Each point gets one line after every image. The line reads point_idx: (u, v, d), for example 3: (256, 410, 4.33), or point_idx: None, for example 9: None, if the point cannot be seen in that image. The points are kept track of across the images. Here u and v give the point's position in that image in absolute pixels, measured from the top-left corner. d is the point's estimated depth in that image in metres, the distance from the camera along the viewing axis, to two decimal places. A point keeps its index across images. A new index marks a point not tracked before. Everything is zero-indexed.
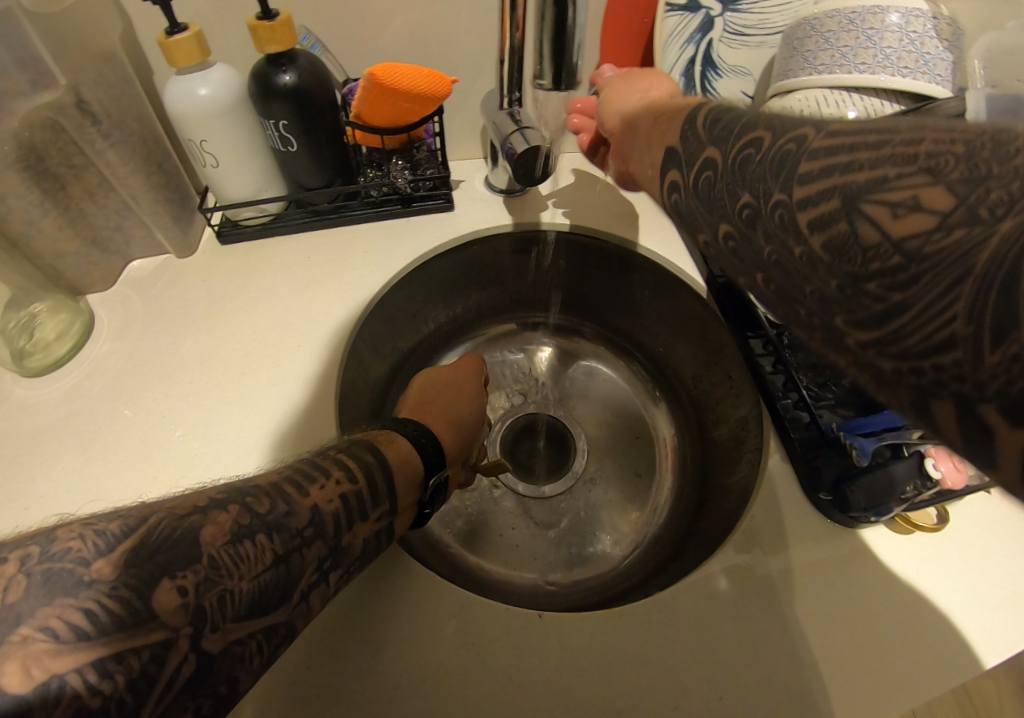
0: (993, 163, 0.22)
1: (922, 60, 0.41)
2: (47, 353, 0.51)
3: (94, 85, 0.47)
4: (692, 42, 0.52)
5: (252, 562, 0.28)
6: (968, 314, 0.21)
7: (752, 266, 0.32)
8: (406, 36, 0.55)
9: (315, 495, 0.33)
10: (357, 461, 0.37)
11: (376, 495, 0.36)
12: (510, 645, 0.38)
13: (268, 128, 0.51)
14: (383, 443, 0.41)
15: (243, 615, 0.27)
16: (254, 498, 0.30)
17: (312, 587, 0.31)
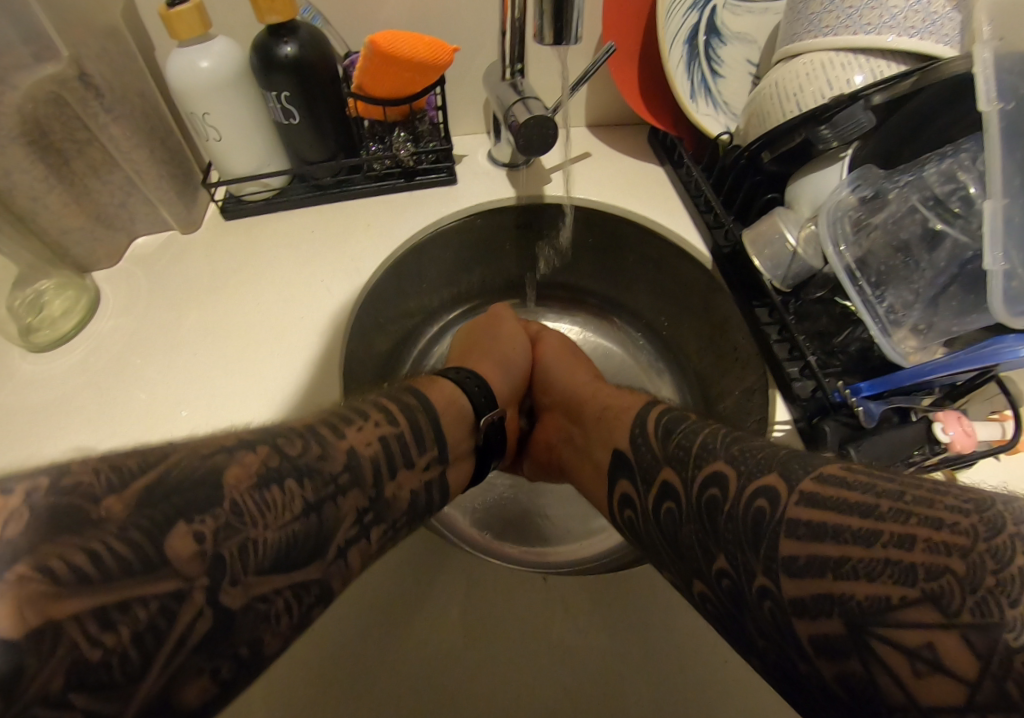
0: None
1: (929, 20, 0.41)
2: (53, 329, 0.51)
3: (95, 58, 0.47)
4: (696, 8, 0.51)
5: (280, 509, 0.29)
6: None
7: None
8: (407, 8, 0.54)
9: (353, 438, 0.36)
10: (401, 406, 0.41)
11: (420, 441, 0.40)
12: (516, 636, 0.39)
13: (270, 101, 0.51)
14: (428, 385, 0.46)
15: (267, 568, 0.28)
16: (285, 442, 0.32)
17: (350, 542, 0.33)
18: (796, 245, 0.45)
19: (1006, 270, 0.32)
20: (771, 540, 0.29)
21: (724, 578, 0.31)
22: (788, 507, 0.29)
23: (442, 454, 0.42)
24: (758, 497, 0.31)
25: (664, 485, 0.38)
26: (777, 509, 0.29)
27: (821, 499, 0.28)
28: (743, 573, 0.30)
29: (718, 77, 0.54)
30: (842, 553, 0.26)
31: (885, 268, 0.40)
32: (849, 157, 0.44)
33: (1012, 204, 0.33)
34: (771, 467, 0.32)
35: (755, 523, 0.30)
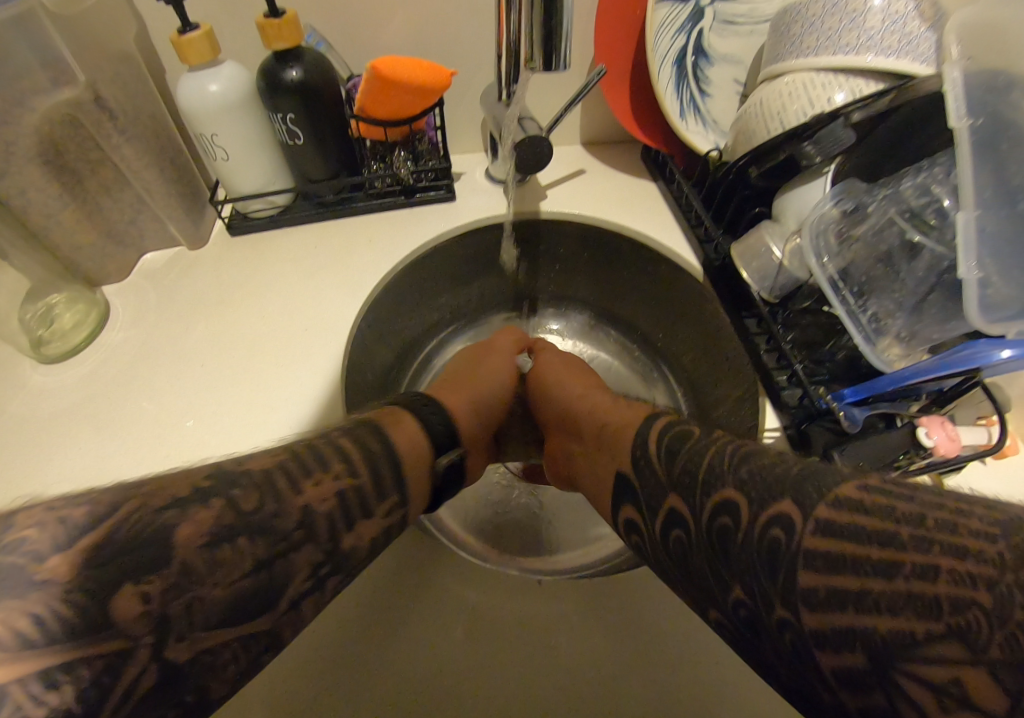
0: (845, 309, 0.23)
1: (906, 40, 0.42)
2: (63, 341, 0.53)
3: (109, 83, 0.49)
4: (684, 30, 0.53)
5: (229, 567, 0.29)
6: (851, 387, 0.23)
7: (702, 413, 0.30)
8: (407, 32, 0.56)
9: (310, 493, 0.33)
10: (365, 457, 0.37)
11: (382, 490, 0.37)
12: (512, 641, 0.39)
13: (276, 123, 0.53)
14: (391, 424, 0.42)
15: (213, 624, 0.28)
16: (241, 494, 0.31)
17: (305, 593, 0.32)
18: (782, 258, 0.46)
19: (981, 279, 0.34)
20: (790, 565, 0.29)
21: (741, 607, 0.31)
22: (805, 538, 0.29)
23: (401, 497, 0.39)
24: (773, 526, 0.30)
25: (669, 510, 0.37)
26: (795, 537, 0.29)
27: (839, 528, 0.28)
28: (761, 601, 0.30)
29: (706, 95, 0.56)
30: (864, 585, 0.26)
31: (869, 278, 0.42)
32: (833, 172, 0.45)
33: (985, 214, 0.34)
34: (785, 491, 0.31)
35: (771, 554, 0.30)
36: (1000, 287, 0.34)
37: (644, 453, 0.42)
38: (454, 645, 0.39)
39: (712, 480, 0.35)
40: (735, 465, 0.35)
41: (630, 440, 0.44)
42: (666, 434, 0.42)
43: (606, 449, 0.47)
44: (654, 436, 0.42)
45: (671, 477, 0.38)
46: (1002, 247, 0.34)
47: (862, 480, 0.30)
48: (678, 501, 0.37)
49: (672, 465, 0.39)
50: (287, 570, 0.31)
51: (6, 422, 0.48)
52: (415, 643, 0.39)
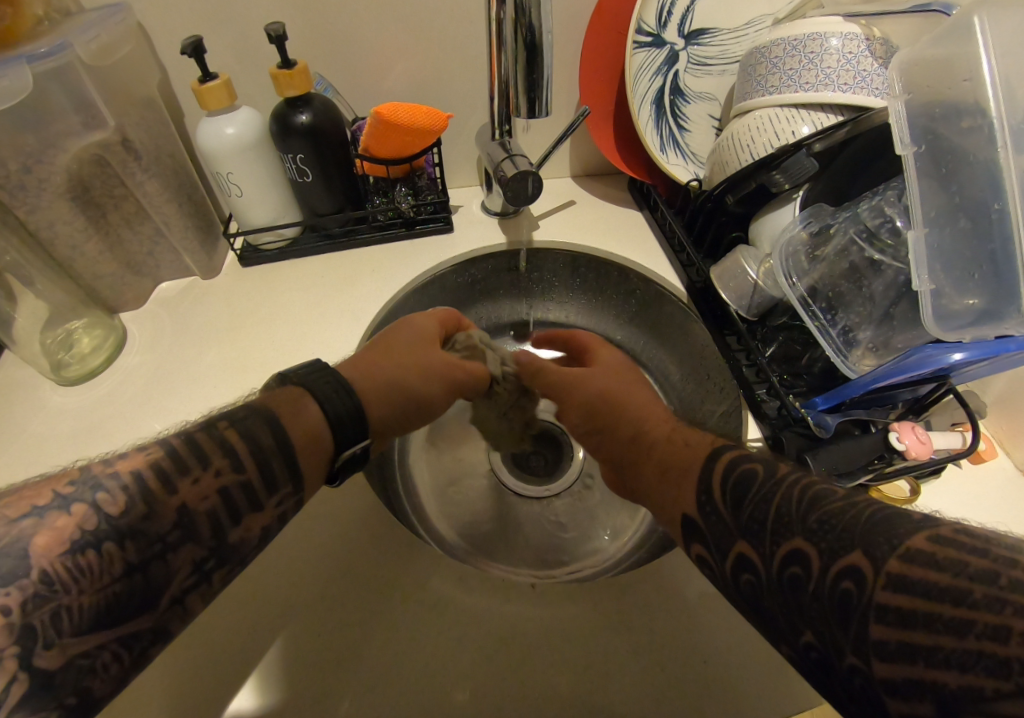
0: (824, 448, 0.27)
1: (860, 77, 0.46)
2: (82, 364, 0.56)
3: (135, 126, 0.54)
4: (661, 72, 0.57)
5: (93, 575, 0.27)
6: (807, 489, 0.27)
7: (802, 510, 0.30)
8: (408, 77, 0.61)
9: (184, 492, 0.31)
10: (249, 444, 0.33)
11: (272, 483, 0.34)
12: (504, 646, 0.40)
13: (287, 162, 0.58)
14: (285, 414, 0.35)
15: (86, 627, 0.27)
16: (105, 497, 0.29)
17: (189, 590, 0.31)
18: (756, 279, 0.50)
19: (934, 290, 0.38)
20: (860, 618, 0.26)
21: (812, 649, 0.28)
22: (876, 591, 0.26)
23: (295, 486, 0.35)
24: (844, 578, 0.27)
25: (737, 556, 0.32)
26: (864, 592, 0.26)
27: (912, 582, 0.25)
28: (831, 646, 0.27)
29: (684, 131, 0.61)
30: (931, 641, 0.24)
31: (836, 293, 0.44)
32: (801, 197, 0.49)
33: (934, 231, 0.38)
34: (850, 542, 0.27)
35: (841, 604, 0.27)
36: (955, 298, 0.37)
37: (710, 499, 0.35)
38: (449, 647, 0.40)
39: (781, 532, 0.30)
40: (805, 513, 0.30)
41: (691, 483, 0.37)
42: (730, 476, 0.35)
43: (664, 489, 0.39)
44: (719, 482, 0.35)
45: (740, 526, 0.33)
46: (955, 260, 0.37)
47: (934, 532, 0.26)
48: (747, 550, 0.32)
49: (741, 511, 0.33)
50: (183, 561, 0.30)
51: (25, 439, 0.51)
52: (413, 652, 0.40)
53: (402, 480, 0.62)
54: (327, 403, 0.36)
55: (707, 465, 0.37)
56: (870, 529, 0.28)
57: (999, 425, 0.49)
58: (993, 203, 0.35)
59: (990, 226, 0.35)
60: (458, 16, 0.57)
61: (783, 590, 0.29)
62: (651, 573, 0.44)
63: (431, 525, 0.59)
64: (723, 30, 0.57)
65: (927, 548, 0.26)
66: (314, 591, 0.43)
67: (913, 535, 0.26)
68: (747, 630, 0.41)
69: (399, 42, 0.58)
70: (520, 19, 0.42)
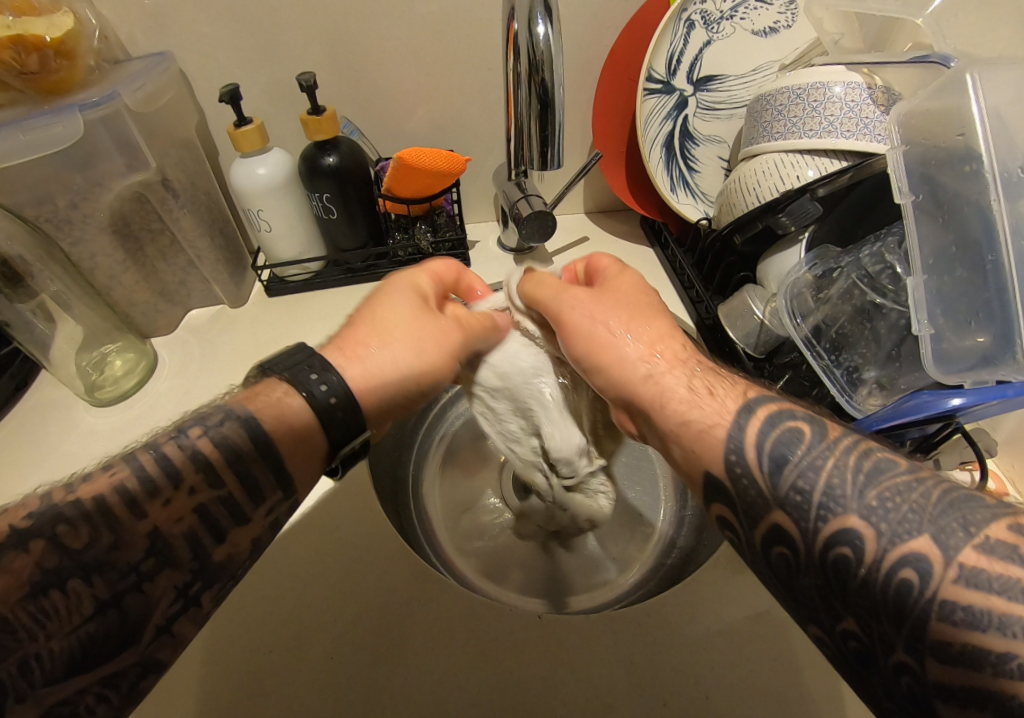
0: (870, 488, 0.28)
1: (862, 124, 0.47)
2: (115, 387, 0.59)
3: (175, 166, 0.58)
4: (670, 117, 0.60)
5: (61, 616, 0.26)
6: (865, 511, 0.28)
7: (854, 495, 0.29)
8: (430, 120, 0.65)
9: (155, 514, 0.29)
10: (224, 450, 0.31)
11: (256, 488, 0.32)
12: (507, 667, 0.42)
13: (314, 201, 0.61)
14: (263, 411, 0.33)
15: (61, 675, 0.26)
16: (67, 528, 0.27)
17: (175, 617, 0.29)
18: (762, 318, 0.52)
19: (934, 334, 0.39)
20: (919, 618, 0.25)
21: (851, 639, 0.27)
22: (944, 583, 0.25)
23: (280, 483, 0.33)
24: (904, 567, 0.26)
25: (771, 526, 0.31)
26: (931, 582, 0.25)
27: (986, 580, 0.24)
28: (878, 641, 0.26)
29: (694, 172, 0.63)
30: (1007, 647, 0.23)
31: (839, 334, 0.46)
32: (807, 240, 0.50)
33: (933, 277, 0.39)
34: (918, 526, 0.26)
35: (898, 599, 0.25)
36: (958, 341, 0.38)
37: (742, 460, 0.33)
38: (462, 669, 0.41)
39: (833, 506, 0.29)
40: (863, 488, 0.29)
41: (715, 445, 0.34)
42: (773, 435, 0.33)
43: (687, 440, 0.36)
44: (755, 443, 0.33)
45: (778, 496, 0.31)
46: (954, 305, 0.38)
47: (1014, 520, 0.26)
48: (783, 520, 0.30)
49: (780, 479, 0.31)
50: (164, 582, 0.29)
51: (60, 457, 0.54)
52: (424, 672, 0.41)
53: (417, 509, 0.64)
54: (306, 388, 0.35)
55: (735, 424, 0.34)
56: (940, 520, 0.26)
57: (1010, 466, 0.49)
58: (987, 255, 0.36)
59: (985, 276, 0.37)
60: (478, 65, 0.60)
61: (826, 574, 0.28)
62: (656, 607, 0.44)
63: (442, 553, 0.61)
64: (731, 77, 0.59)
65: (1008, 538, 0.25)
66: (328, 616, 0.44)
67: (992, 523, 0.26)
68: (751, 668, 0.42)
69: (422, 89, 0.62)
70: (533, 75, 0.45)
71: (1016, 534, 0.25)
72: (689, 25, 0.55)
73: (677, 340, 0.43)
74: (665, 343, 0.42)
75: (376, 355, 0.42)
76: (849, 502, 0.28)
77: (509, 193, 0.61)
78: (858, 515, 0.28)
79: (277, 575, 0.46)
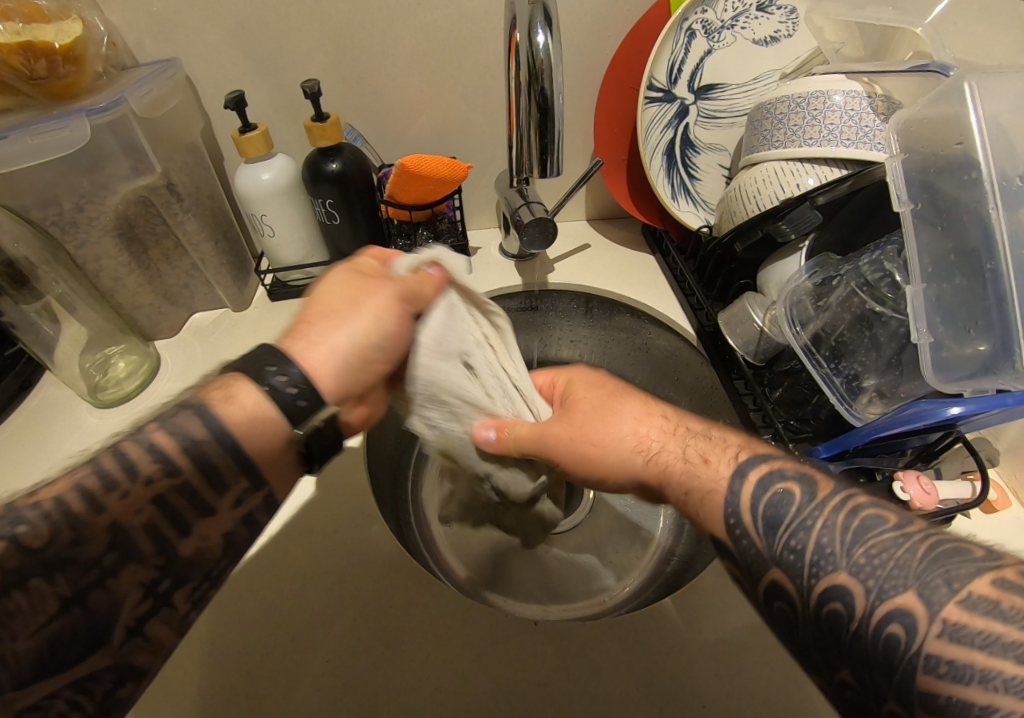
0: (859, 546, 0.29)
1: (862, 132, 0.47)
2: (117, 388, 0.59)
3: (180, 169, 0.58)
4: (671, 125, 0.60)
5: (26, 616, 0.26)
6: (855, 572, 0.28)
7: (840, 559, 0.29)
8: (432, 126, 0.65)
9: (115, 508, 0.29)
10: (182, 440, 0.30)
11: (220, 483, 0.32)
12: (503, 671, 0.42)
13: (317, 206, 0.61)
14: (215, 400, 0.32)
15: (28, 678, 0.27)
16: (26, 528, 0.26)
17: (145, 616, 0.30)
18: (762, 325, 0.52)
19: (933, 342, 0.39)
20: (907, 669, 0.26)
21: (847, 688, 0.28)
22: (930, 641, 0.25)
23: (257, 483, 0.33)
24: (891, 623, 0.26)
25: (769, 582, 0.31)
26: (916, 638, 0.26)
27: (970, 634, 0.25)
28: (871, 690, 0.27)
29: (695, 179, 0.63)
30: (992, 699, 0.23)
31: (839, 342, 0.46)
32: (807, 248, 0.50)
33: (933, 285, 0.39)
34: (904, 582, 0.27)
35: (887, 653, 0.26)
36: (957, 350, 0.38)
37: (740, 523, 0.33)
38: (459, 674, 0.41)
39: (823, 564, 0.29)
40: (850, 546, 0.29)
41: (715, 507, 0.35)
42: (763, 495, 0.33)
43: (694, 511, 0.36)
44: (749, 505, 0.33)
45: (775, 552, 0.31)
46: (953, 314, 0.38)
47: (999, 575, 0.26)
48: (779, 577, 0.31)
49: (775, 537, 0.32)
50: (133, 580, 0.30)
51: (61, 457, 0.54)
52: (422, 677, 0.41)
53: (416, 513, 0.64)
54: (271, 386, 0.32)
55: (732, 488, 0.34)
56: (929, 582, 0.27)
57: (1011, 476, 0.49)
58: (986, 263, 0.36)
59: (984, 284, 0.37)
60: (481, 72, 0.61)
61: (820, 627, 0.29)
62: (655, 615, 0.44)
63: (441, 558, 0.60)
64: (732, 86, 0.59)
65: (991, 593, 0.25)
66: (322, 621, 0.44)
67: (975, 579, 0.26)
68: (750, 679, 0.41)
69: (425, 96, 0.62)
70: (534, 83, 0.46)
71: (1000, 588, 0.25)
72: (690, 34, 0.56)
73: (660, 406, 0.43)
74: (646, 417, 0.42)
75: (321, 344, 0.36)
76: (836, 561, 0.29)
77: (511, 199, 0.62)
78: (846, 573, 0.29)
79: (275, 578, 0.46)
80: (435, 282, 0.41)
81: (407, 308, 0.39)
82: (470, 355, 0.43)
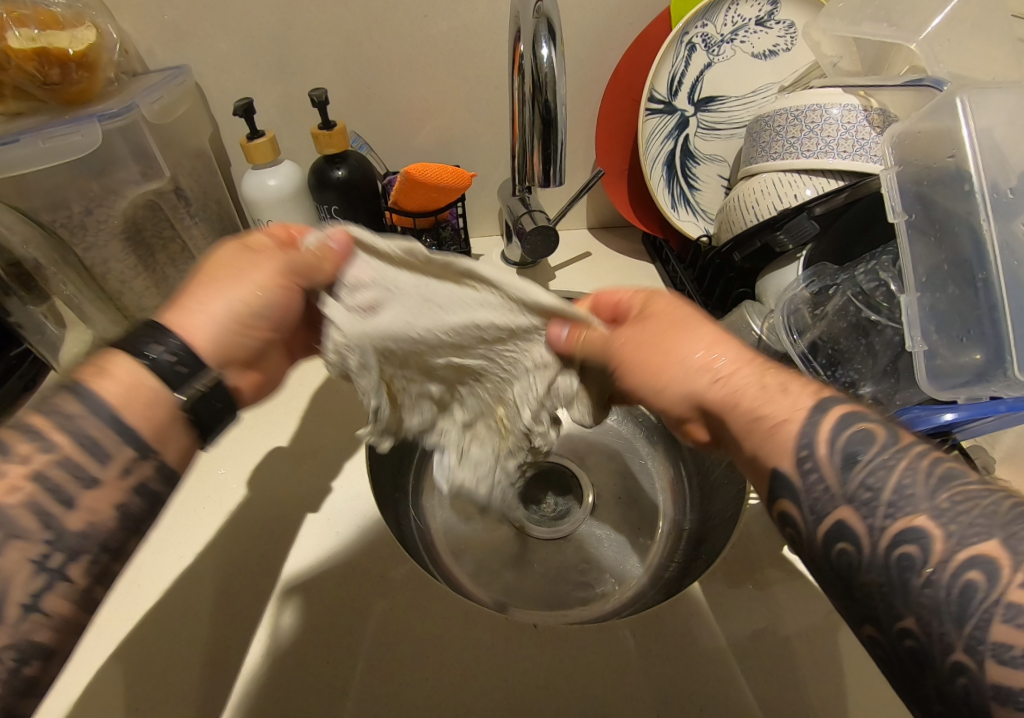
0: (936, 494, 0.26)
1: (859, 145, 0.48)
2: None
3: (188, 176, 0.60)
4: (671, 136, 0.61)
5: None
6: (932, 516, 0.25)
7: (918, 502, 0.25)
8: (436, 135, 0.66)
9: None
10: (55, 416, 0.29)
11: (105, 449, 0.29)
12: (502, 668, 0.43)
13: (322, 212, 0.62)
14: (87, 376, 0.30)
15: None
16: None
17: (40, 594, 0.26)
18: (760, 334, 0.52)
19: (927, 350, 0.39)
20: (983, 618, 0.23)
21: (907, 639, 0.24)
22: (1012, 588, 0.22)
23: (142, 451, 0.30)
24: (970, 570, 0.23)
25: (834, 522, 0.27)
26: (998, 586, 0.23)
27: None
28: (937, 641, 0.24)
29: (694, 189, 0.64)
30: None
31: (836, 350, 0.46)
32: (804, 257, 0.51)
33: (927, 295, 0.40)
34: (990, 529, 0.24)
35: (961, 601, 0.23)
36: (950, 357, 0.39)
37: (812, 456, 0.29)
38: (458, 673, 0.42)
39: (899, 504, 0.26)
40: (934, 491, 0.26)
41: (784, 443, 0.29)
42: (843, 431, 0.28)
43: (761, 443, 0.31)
44: (826, 439, 0.28)
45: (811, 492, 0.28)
46: (947, 322, 0.39)
47: None
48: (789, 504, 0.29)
49: (849, 475, 0.27)
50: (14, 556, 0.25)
51: None
52: (424, 674, 0.42)
53: (416, 518, 0.64)
54: (149, 357, 0.31)
55: (809, 423, 0.29)
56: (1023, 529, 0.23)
57: None
58: (978, 272, 0.37)
59: (976, 294, 0.37)
60: (485, 82, 0.62)
61: (889, 574, 0.25)
62: (654, 621, 0.45)
63: (441, 563, 0.60)
64: (731, 98, 0.61)
65: None
66: (333, 627, 0.44)
67: None
68: (748, 685, 0.42)
69: (430, 104, 0.64)
70: (537, 95, 0.47)
71: None
72: (690, 49, 0.57)
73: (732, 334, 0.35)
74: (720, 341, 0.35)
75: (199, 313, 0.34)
76: (911, 503, 0.26)
77: (510, 209, 0.63)
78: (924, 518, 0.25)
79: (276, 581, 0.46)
80: (338, 258, 0.35)
81: (297, 281, 0.37)
82: (432, 300, 0.35)
